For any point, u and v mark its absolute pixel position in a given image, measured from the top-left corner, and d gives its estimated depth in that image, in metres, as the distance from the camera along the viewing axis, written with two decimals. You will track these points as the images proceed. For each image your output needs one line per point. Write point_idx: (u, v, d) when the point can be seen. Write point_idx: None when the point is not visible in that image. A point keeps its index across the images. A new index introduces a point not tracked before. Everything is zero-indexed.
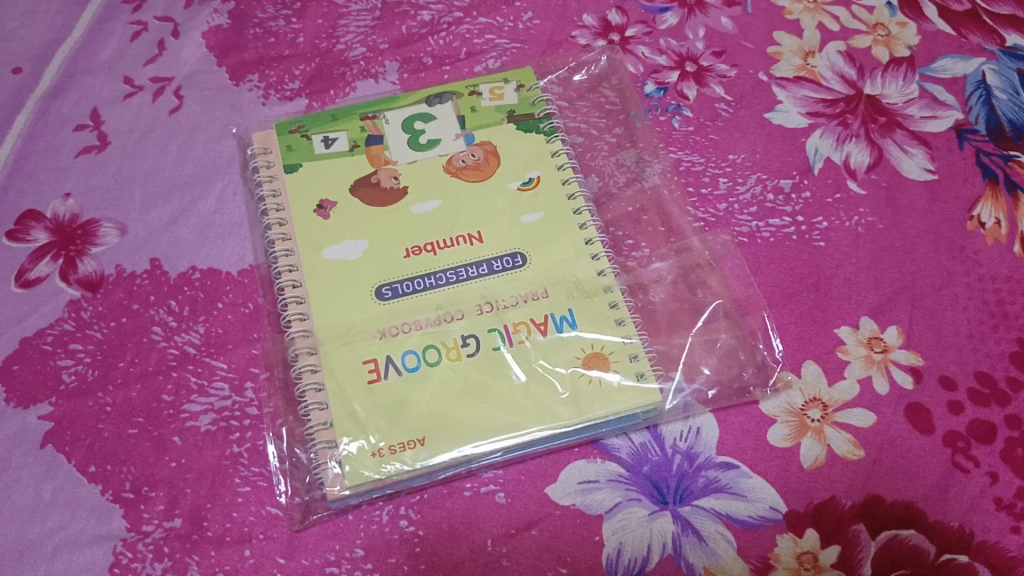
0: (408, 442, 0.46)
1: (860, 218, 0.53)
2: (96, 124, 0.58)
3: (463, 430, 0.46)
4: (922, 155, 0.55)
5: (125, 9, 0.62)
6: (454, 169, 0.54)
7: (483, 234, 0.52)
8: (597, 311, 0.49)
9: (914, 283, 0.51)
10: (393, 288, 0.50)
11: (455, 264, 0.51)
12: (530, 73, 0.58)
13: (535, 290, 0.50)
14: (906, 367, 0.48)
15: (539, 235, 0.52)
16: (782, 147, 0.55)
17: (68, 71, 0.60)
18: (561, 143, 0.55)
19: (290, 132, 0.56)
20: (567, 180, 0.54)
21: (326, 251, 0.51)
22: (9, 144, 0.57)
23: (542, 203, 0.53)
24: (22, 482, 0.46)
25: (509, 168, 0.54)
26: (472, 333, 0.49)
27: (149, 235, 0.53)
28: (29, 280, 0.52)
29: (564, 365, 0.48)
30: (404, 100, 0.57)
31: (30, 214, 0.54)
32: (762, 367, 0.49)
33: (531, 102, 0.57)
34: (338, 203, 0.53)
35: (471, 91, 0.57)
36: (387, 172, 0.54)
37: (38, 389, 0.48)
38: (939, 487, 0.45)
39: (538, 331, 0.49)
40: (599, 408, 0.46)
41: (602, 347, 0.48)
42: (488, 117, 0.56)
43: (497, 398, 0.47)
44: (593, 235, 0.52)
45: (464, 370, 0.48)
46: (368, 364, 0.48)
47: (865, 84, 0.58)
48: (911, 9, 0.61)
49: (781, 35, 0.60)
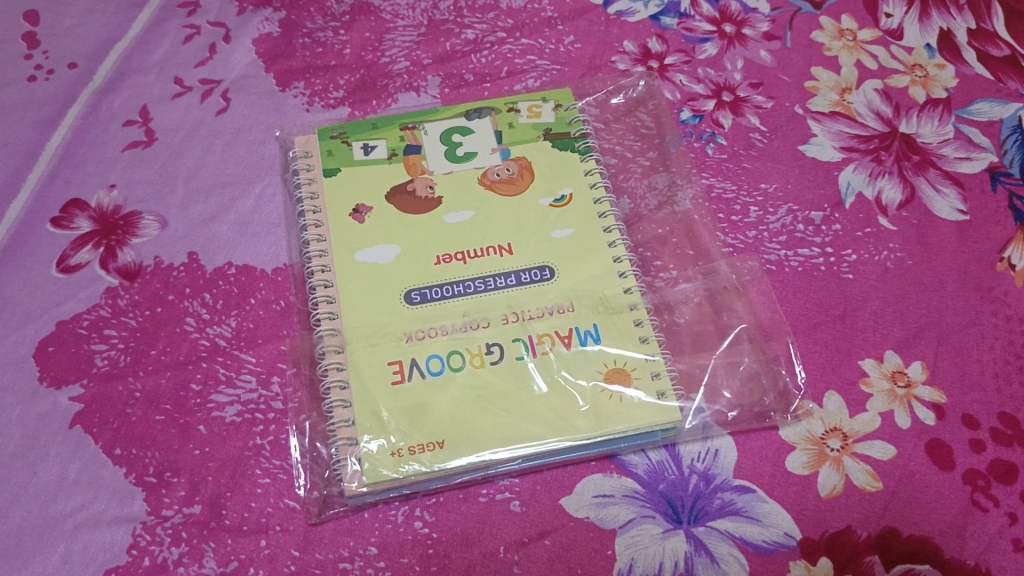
0: (427, 444, 0.46)
1: (889, 254, 0.53)
2: (145, 121, 0.59)
3: (482, 436, 0.47)
4: (954, 195, 0.55)
5: (179, 13, 0.64)
6: (488, 182, 0.55)
7: (513, 246, 0.53)
8: (622, 327, 0.50)
9: (941, 320, 0.51)
10: (422, 293, 0.51)
11: (483, 274, 0.52)
12: (568, 93, 0.59)
13: (561, 304, 0.50)
14: (928, 404, 0.48)
15: (569, 249, 0.52)
16: (815, 180, 0.56)
17: (121, 68, 0.62)
18: (595, 163, 0.56)
19: (331, 138, 0.57)
20: (599, 200, 0.54)
21: (358, 254, 0.52)
22: (59, 135, 0.59)
23: (573, 219, 0.54)
24: (48, 459, 0.47)
25: (543, 183, 0.55)
26: (496, 341, 0.49)
27: (189, 229, 0.55)
28: (69, 266, 0.53)
29: (586, 379, 0.48)
30: (444, 112, 0.58)
31: (74, 203, 0.56)
32: (783, 394, 0.49)
33: (568, 121, 0.58)
34: (373, 208, 0.54)
35: (509, 108, 0.58)
36: (423, 181, 0.55)
37: (70, 371, 0.50)
38: (956, 525, 0.45)
39: (562, 343, 0.49)
40: (618, 423, 0.47)
41: (624, 364, 0.49)
42: (525, 134, 0.57)
43: (517, 408, 0.47)
44: (621, 254, 0.52)
45: (487, 377, 0.48)
46: (393, 366, 0.48)
47: (900, 122, 0.58)
48: (950, 52, 0.62)
49: (819, 70, 0.61)
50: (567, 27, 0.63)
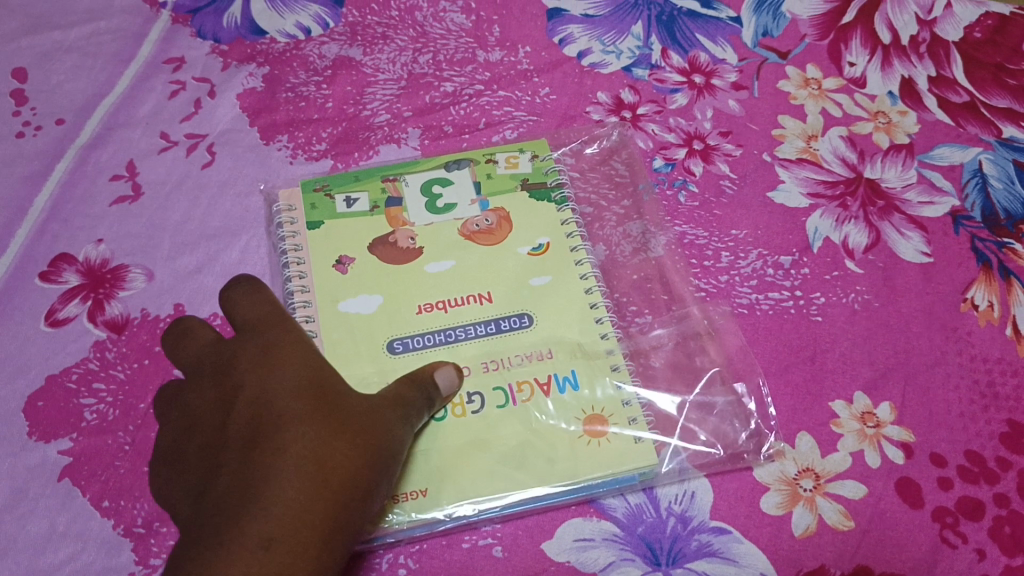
0: (411, 492, 0.48)
1: (856, 296, 0.55)
2: (131, 175, 0.61)
3: (465, 483, 0.48)
4: (918, 239, 0.57)
5: (165, 69, 0.66)
6: (468, 233, 0.57)
7: (493, 294, 0.54)
8: (599, 372, 0.52)
9: (907, 360, 0.52)
10: (404, 342, 0.53)
11: (464, 323, 0.53)
12: (544, 144, 0.61)
13: (540, 351, 0.52)
14: (897, 443, 0.49)
15: (547, 297, 0.54)
16: (784, 225, 0.58)
17: (108, 123, 0.63)
18: (571, 212, 0.58)
19: (314, 191, 0.59)
20: (576, 247, 0.56)
21: (342, 304, 0.54)
22: (48, 190, 0.60)
23: (551, 267, 0.55)
24: (37, 513, 0.48)
25: (520, 232, 0.57)
26: (477, 389, 0.51)
27: (175, 281, 0.56)
28: (58, 320, 0.54)
29: (564, 425, 0.50)
30: (424, 165, 0.60)
31: (62, 257, 0.57)
32: (756, 435, 0.50)
33: (544, 172, 0.60)
34: (356, 259, 0.56)
35: (488, 159, 0.60)
36: (405, 232, 0.57)
37: (60, 425, 0.51)
38: (927, 561, 0.46)
39: (542, 390, 0.51)
40: (597, 467, 0.48)
41: (602, 409, 0.50)
42: (503, 184, 0.59)
43: (498, 454, 0.49)
44: (598, 300, 0.54)
45: (468, 424, 0.50)
46: None
47: (864, 168, 0.60)
48: (911, 98, 0.64)
49: (786, 118, 0.63)
50: (543, 78, 0.65)
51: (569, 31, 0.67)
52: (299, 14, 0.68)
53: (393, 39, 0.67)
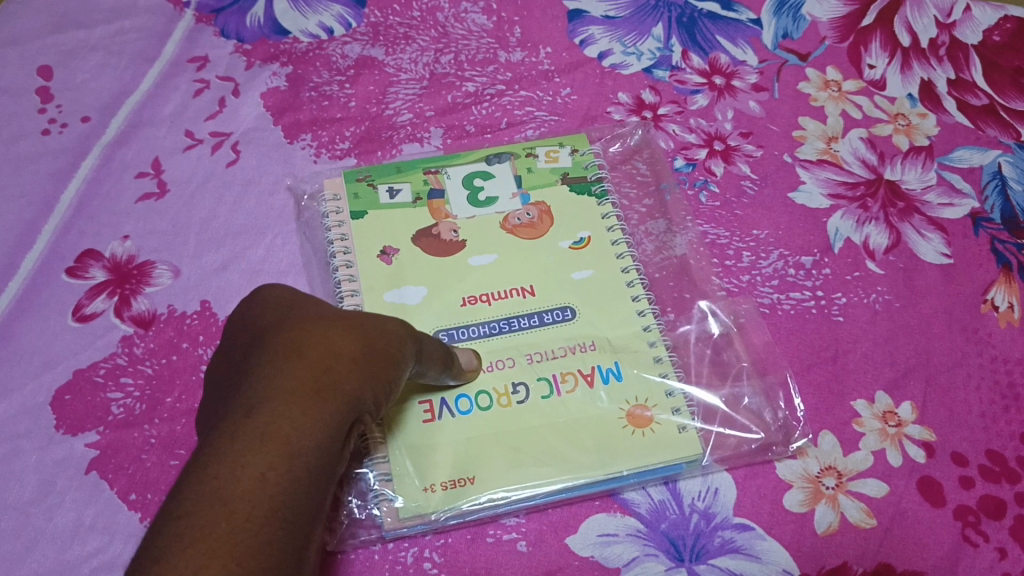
0: (459, 480, 0.49)
1: (877, 296, 0.55)
2: (157, 173, 0.61)
3: (512, 472, 0.49)
4: (939, 240, 0.57)
5: (189, 68, 0.66)
6: (510, 227, 0.58)
7: (535, 288, 0.56)
8: (642, 362, 0.53)
9: (928, 361, 0.53)
10: (449, 334, 0.54)
11: (508, 315, 0.55)
12: (583, 138, 0.62)
13: (584, 342, 0.54)
14: (918, 442, 0.50)
15: (589, 291, 0.55)
16: (805, 226, 0.58)
17: (133, 121, 0.64)
18: (611, 207, 0.59)
19: (357, 181, 0.60)
20: (616, 241, 0.57)
21: (387, 295, 0.55)
22: (74, 187, 0.61)
23: (592, 261, 0.56)
24: (64, 505, 0.49)
25: (562, 226, 0.58)
26: (522, 379, 0.52)
27: (201, 278, 0.57)
28: (85, 315, 0.55)
29: (607, 415, 0.51)
30: (463, 157, 0.61)
31: (89, 253, 0.58)
32: (784, 426, 0.51)
33: (585, 166, 0.61)
34: (400, 250, 0.57)
35: (528, 153, 0.61)
36: (448, 225, 0.58)
37: (87, 419, 0.51)
38: (948, 560, 0.46)
39: (585, 381, 0.52)
40: (640, 455, 0.49)
41: (646, 400, 0.51)
42: (543, 178, 0.60)
43: (541, 445, 0.50)
44: (639, 293, 0.55)
45: (512, 414, 0.51)
46: (424, 405, 0.51)
47: (885, 169, 0.61)
48: (931, 101, 0.64)
49: (806, 120, 0.63)
50: (564, 79, 0.66)
51: (590, 32, 0.68)
52: (322, 14, 0.69)
53: (415, 39, 0.68)
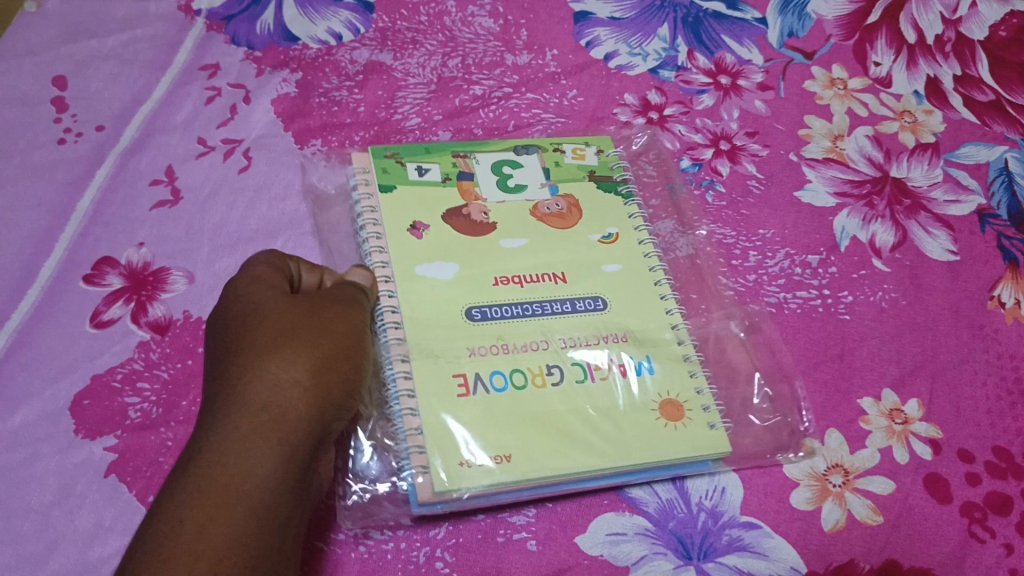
0: (495, 456, 0.47)
1: (884, 294, 0.55)
2: (170, 180, 0.62)
3: (548, 453, 0.48)
4: (944, 237, 0.58)
5: (201, 76, 0.67)
6: (540, 214, 0.58)
7: (567, 275, 0.55)
8: (671, 355, 0.53)
9: (935, 358, 0.53)
10: (482, 311, 0.53)
11: (540, 299, 0.54)
12: (609, 139, 0.62)
13: (616, 333, 0.53)
14: (925, 439, 0.50)
15: (620, 283, 0.55)
16: (811, 225, 0.58)
17: (146, 129, 0.65)
18: (637, 207, 0.59)
19: (386, 157, 0.58)
20: (642, 240, 0.57)
21: (418, 268, 0.54)
22: (89, 195, 0.62)
23: (621, 255, 0.56)
24: (84, 508, 0.50)
25: (591, 219, 0.58)
26: (556, 362, 0.52)
27: (216, 284, 0.58)
28: (102, 322, 0.56)
29: (643, 403, 0.51)
30: (493, 146, 0.61)
31: (105, 260, 0.59)
32: (794, 431, 0.51)
33: (610, 166, 0.61)
34: (431, 226, 0.56)
35: (556, 148, 0.61)
36: (478, 207, 0.57)
37: (105, 423, 0.52)
38: (955, 556, 0.47)
39: (620, 370, 0.52)
40: (674, 444, 0.49)
41: (679, 393, 0.51)
42: (571, 173, 0.60)
43: (573, 428, 0.49)
44: (667, 292, 0.55)
45: (547, 395, 0.50)
46: (458, 379, 0.50)
47: (891, 166, 0.61)
48: (937, 97, 0.64)
49: (812, 119, 0.63)
50: (571, 81, 0.66)
51: (596, 34, 0.69)
52: (331, 21, 0.70)
53: (422, 44, 0.69)
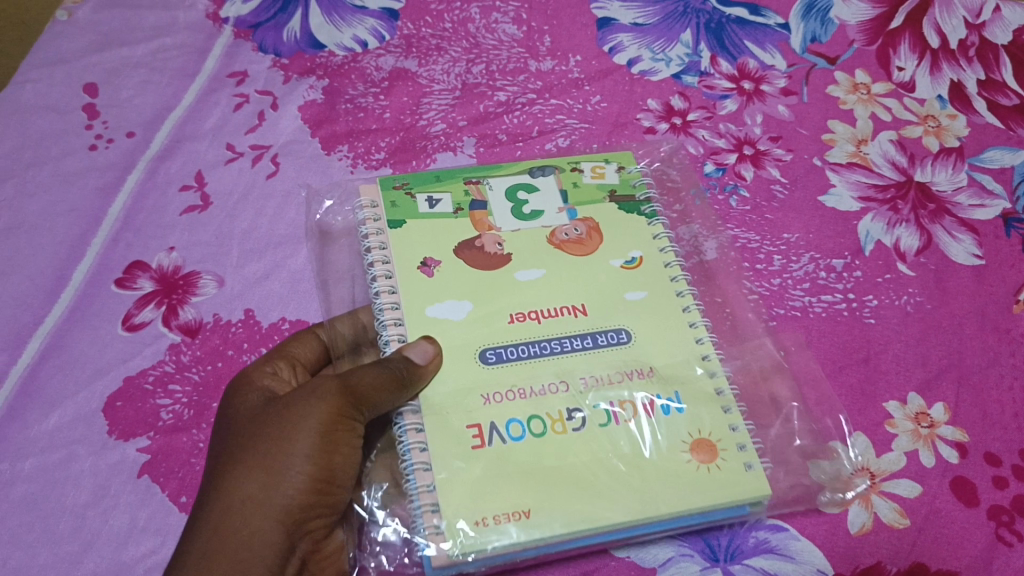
0: (513, 512, 0.46)
1: (909, 298, 0.55)
2: (200, 186, 0.63)
3: (571, 506, 0.46)
4: (969, 241, 0.58)
5: (229, 83, 0.68)
6: (557, 241, 0.56)
7: (587, 306, 0.53)
8: (698, 388, 0.50)
9: (960, 362, 0.53)
10: (497, 352, 0.51)
11: (560, 336, 0.52)
12: (631, 156, 0.61)
13: (640, 369, 0.51)
14: (951, 443, 0.50)
15: (644, 313, 0.53)
16: (835, 229, 0.59)
17: (176, 136, 0.66)
18: (661, 226, 0.57)
19: (394, 188, 0.58)
20: (669, 264, 0.55)
21: (429, 308, 0.52)
22: (121, 201, 0.63)
23: (645, 281, 0.54)
24: (118, 508, 0.51)
25: (613, 243, 0.56)
26: (577, 406, 0.49)
27: (244, 288, 0.59)
28: (134, 324, 0.57)
29: (671, 448, 0.48)
30: (506, 170, 0.59)
31: (136, 265, 0.60)
32: (820, 440, 0.50)
33: (632, 184, 0.59)
34: (442, 261, 0.54)
35: (573, 168, 0.59)
36: (491, 237, 0.55)
37: (137, 424, 0.53)
38: (983, 559, 0.47)
39: (646, 411, 0.49)
40: (705, 494, 0.47)
41: (707, 431, 0.49)
42: (590, 195, 0.58)
43: (594, 479, 0.47)
44: (696, 319, 0.53)
45: (568, 442, 0.48)
46: (472, 430, 0.48)
47: (915, 171, 0.61)
48: (961, 102, 0.64)
49: (835, 123, 0.64)
50: (594, 87, 0.67)
51: (619, 40, 0.69)
52: (356, 28, 0.70)
53: (447, 51, 0.69)
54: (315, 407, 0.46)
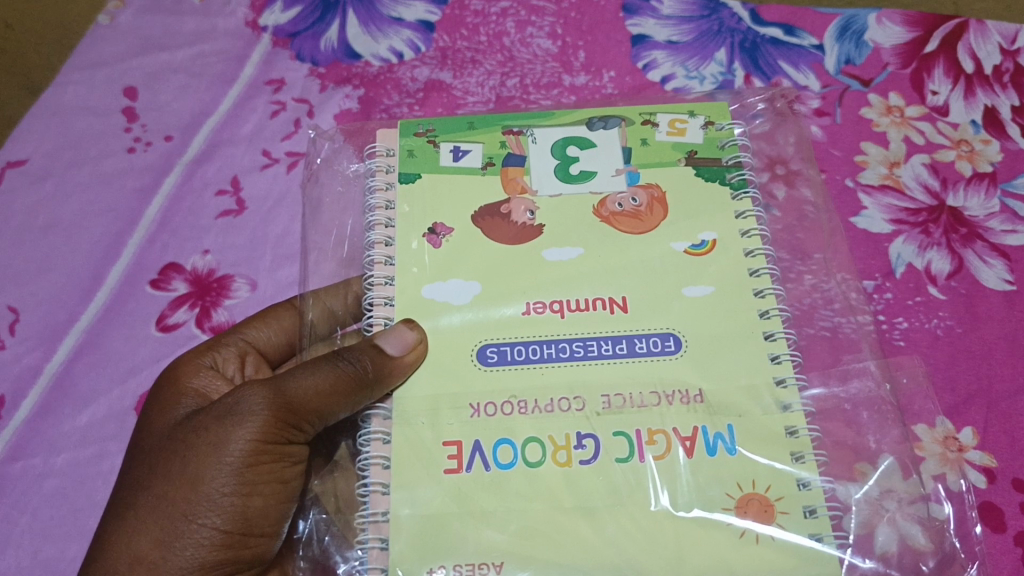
0: (480, 565, 0.42)
1: (939, 322, 0.56)
2: (235, 191, 0.64)
3: (556, 560, 0.42)
4: (1001, 267, 0.58)
5: (266, 90, 0.69)
6: (608, 213, 0.51)
7: (628, 301, 0.48)
8: (756, 418, 0.45)
9: (990, 387, 0.53)
10: (498, 350, 0.47)
11: (587, 335, 0.47)
12: (723, 110, 0.55)
13: (686, 391, 0.45)
14: (979, 467, 0.51)
15: (700, 312, 0.47)
16: (866, 250, 0.59)
17: (213, 140, 0.67)
18: (750, 203, 0.51)
19: (415, 135, 0.55)
20: (752, 253, 0.49)
21: (427, 287, 0.49)
22: (158, 203, 0.64)
23: (714, 274, 0.49)
24: None
25: (677, 224, 0.50)
26: (591, 432, 0.45)
27: (277, 292, 0.60)
28: (168, 324, 0.59)
29: (707, 501, 0.43)
30: (561, 119, 0.55)
31: (171, 266, 0.61)
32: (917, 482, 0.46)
33: (718, 144, 0.54)
34: (453, 230, 0.51)
35: (646, 120, 0.55)
36: (521, 204, 0.52)
37: None
38: None
39: (684, 447, 0.44)
40: (747, 569, 0.42)
41: (762, 483, 0.43)
42: (661, 154, 0.53)
43: (583, 532, 0.43)
44: (775, 329, 0.47)
45: (572, 474, 0.44)
46: (450, 448, 0.45)
47: (947, 196, 0.61)
48: (995, 127, 0.64)
49: (869, 146, 0.64)
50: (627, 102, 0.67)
51: (653, 56, 0.70)
52: (392, 39, 0.71)
53: (481, 63, 0.70)
54: (247, 427, 0.44)
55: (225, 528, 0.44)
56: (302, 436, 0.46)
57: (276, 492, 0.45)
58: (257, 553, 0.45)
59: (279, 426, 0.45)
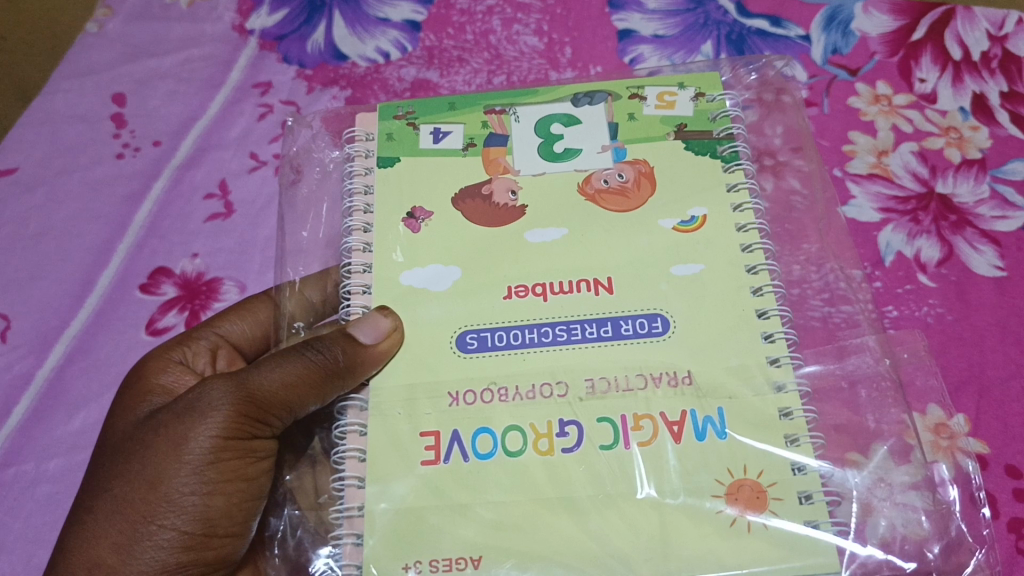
0: (458, 561, 0.42)
1: (929, 310, 0.55)
2: (223, 194, 0.64)
3: (539, 553, 0.42)
4: (991, 253, 0.57)
5: (254, 93, 0.69)
6: (594, 190, 0.51)
7: (613, 279, 0.48)
8: (747, 404, 0.45)
9: (982, 374, 0.53)
10: (478, 337, 0.47)
11: (570, 318, 0.47)
12: (714, 81, 0.55)
13: (674, 373, 0.45)
14: (972, 454, 0.50)
15: (684, 294, 0.47)
16: (855, 239, 0.59)
17: (201, 145, 0.67)
18: (742, 175, 0.51)
19: (395, 118, 0.55)
20: (744, 227, 0.49)
21: (406, 273, 0.49)
22: (146, 208, 0.64)
23: (703, 253, 0.48)
24: None
25: (667, 201, 0.50)
26: (573, 419, 0.45)
27: None
28: (157, 329, 0.59)
29: (695, 488, 0.43)
30: (543, 97, 0.55)
31: (160, 270, 0.62)
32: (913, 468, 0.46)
33: (710, 118, 0.53)
34: (433, 215, 0.51)
35: (633, 94, 0.54)
36: (504, 184, 0.52)
37: None
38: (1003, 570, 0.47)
39: (671, 433, 0.44)
40: (738, 560, 0.41)
41: (753, 468, 0.43)
42: (649, 128, 0.53)
43: (564, 526, 0.43)
44: (768, 307, 0.47)
45: (553, 462, 0.44)
46: (427, 439, 0.45)
47: (936, 183, 0.61)
48: (983, 114, 0.64)
49: (856, 134, 0.64)
50: None
51: (640, 51, 0.70)
52: (379, 39, 0.71)
53: (468, 62, 0.70)
54: (210, 422, 0.45)
55: (187, 528, 0.44)
56: (269, 430, 0.46)
57: (241, 490, 0.45)
58: (222, 554, 0.46)
59: (243, 420, 0.45)
